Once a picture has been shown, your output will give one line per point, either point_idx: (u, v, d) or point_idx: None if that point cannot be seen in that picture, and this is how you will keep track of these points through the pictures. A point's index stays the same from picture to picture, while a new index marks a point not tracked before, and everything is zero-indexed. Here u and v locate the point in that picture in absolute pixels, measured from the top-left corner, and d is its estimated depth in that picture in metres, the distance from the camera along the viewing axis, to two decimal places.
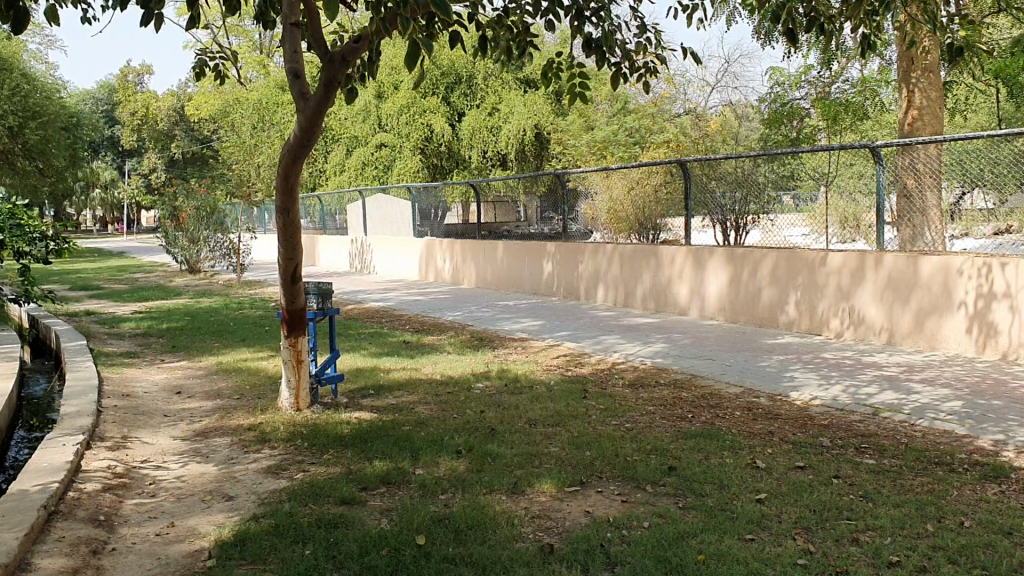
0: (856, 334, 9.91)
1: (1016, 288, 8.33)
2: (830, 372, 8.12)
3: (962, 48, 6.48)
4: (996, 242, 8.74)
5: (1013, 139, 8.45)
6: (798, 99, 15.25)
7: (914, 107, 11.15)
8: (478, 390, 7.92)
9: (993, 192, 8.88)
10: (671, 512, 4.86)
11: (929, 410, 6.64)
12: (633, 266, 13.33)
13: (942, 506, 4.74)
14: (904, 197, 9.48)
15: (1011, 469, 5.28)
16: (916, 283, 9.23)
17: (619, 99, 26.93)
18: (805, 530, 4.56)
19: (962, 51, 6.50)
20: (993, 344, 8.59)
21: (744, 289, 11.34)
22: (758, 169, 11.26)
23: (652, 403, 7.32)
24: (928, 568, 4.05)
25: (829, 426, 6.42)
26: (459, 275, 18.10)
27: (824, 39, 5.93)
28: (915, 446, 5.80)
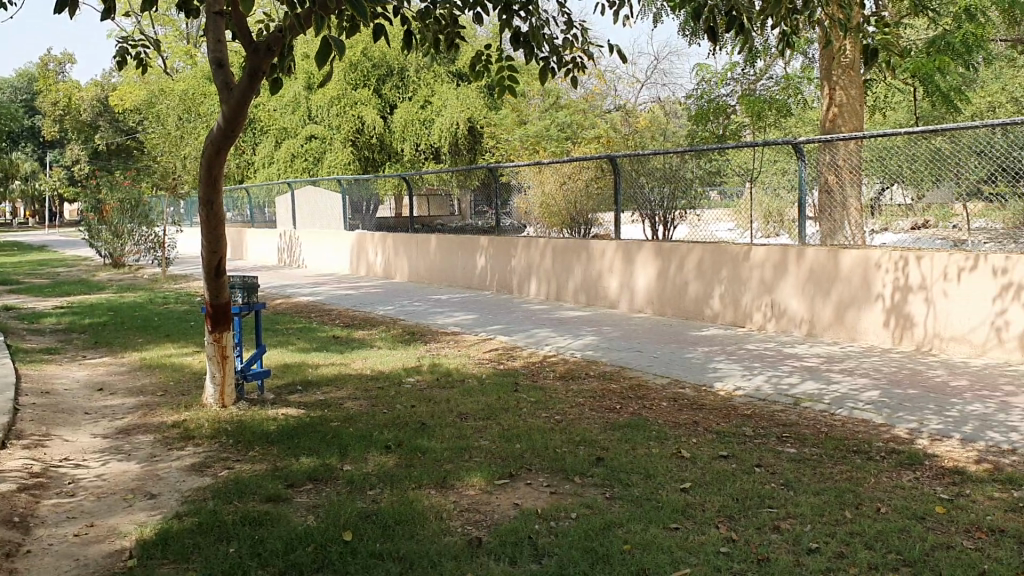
0: (778, 326, 10.14)
1: (932, 281, 8.59)
2: (753, 363, 8.28)
3: (875, 50, 6.75)
4: (916, 237, 9.00)
5: (929, 137, 8.74)
6: (724, 97, 15.42)
7: (835, 104, 11.37)
8: (408, 384, 7.88)
9: (911, 188, 9.03)
10: (598, 504, 4.91)
11: (848, 399, 6.80)
12: (564, 260, 13.41)
13: (860, 493, 4.88)
14: (824, 193, 9.68)
15: (925, 456, 5.45)
16: (836, 276, 9.46)
17: (551, 94, 27.00)
18: (727, 519, 4.64)
19: (876, 53, 6.73)
20: (908, 336, 8.86)
21: (672, 283, 11.49)
22: (686, 165, 11.50)
23: (583, 395, 7.37)
24: (845, 554, 4.16)
25: (753, 416, 6.54)
26: (390, 270, 17.97)
27: (745, 40, 5.93)
28: (833, 435, 5.95)
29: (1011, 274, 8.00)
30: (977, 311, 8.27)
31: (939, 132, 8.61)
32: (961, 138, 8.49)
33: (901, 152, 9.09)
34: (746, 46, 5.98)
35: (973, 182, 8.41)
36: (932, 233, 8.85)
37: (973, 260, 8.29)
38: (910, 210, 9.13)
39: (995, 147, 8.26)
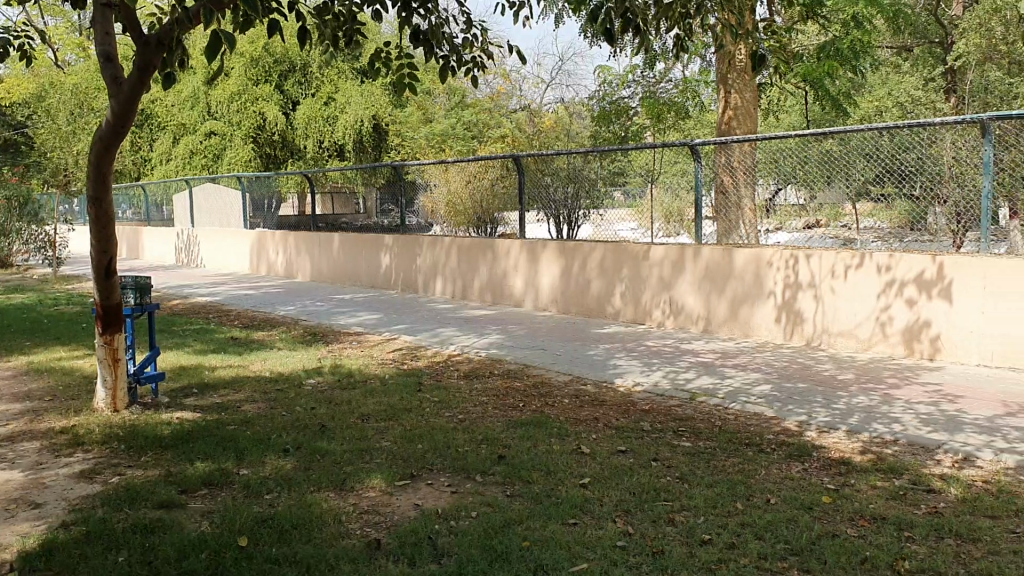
0: (676, 323, 10.36)
1: (820, 278, 8.91)
2: (652, 359, 8.43)
3: (762, 55, 6.78)
4: (808, 236, 9.26)
5: (819, 140, 9.04)
6: (626, 98, 15.67)
7: (730, 107, 11.66)
8: (308, 386, 7.77)
9: (804, 189, 9.31)
10: (498, 501, 4.93)
11: (741, 394, 7.00)
12: (469, 258, 13.42)
13: (751, 485, 5.02)
14: (720, 194, 10.00)
15: (813, 447, 5.64)
16: (731, 274, 9.72)
17: (456, 93, 26.97)
18: (624, 514, 4.71)
19: (762, 57, 6.74)
20: (799, 331, 9.16)
21: (574, 281, 11.63)
22: (589, 165, 11.60)
23: (485, 394, 7.39)
24: (736, 544, 4.27)
25: (651, 411, 6.67)
26: (292, 269, 17.68)
27: (640, 42, 6.03)
28: (727, 428, 6.11)
29: (893, 271, 8.34)
30: (863, 307, 8.60)
31: (828, 136, 8.89)
32: (848, 140, 8.82)
33: (795, 153, 9.34)
34: (642, 50, 6.06)
35: (861, 183, 8.74)
36: (823, 232, 9.12)
37: (858, 258, 8.61)
38: (804, 210, 9.35)
39: (881, 149, 8.61)
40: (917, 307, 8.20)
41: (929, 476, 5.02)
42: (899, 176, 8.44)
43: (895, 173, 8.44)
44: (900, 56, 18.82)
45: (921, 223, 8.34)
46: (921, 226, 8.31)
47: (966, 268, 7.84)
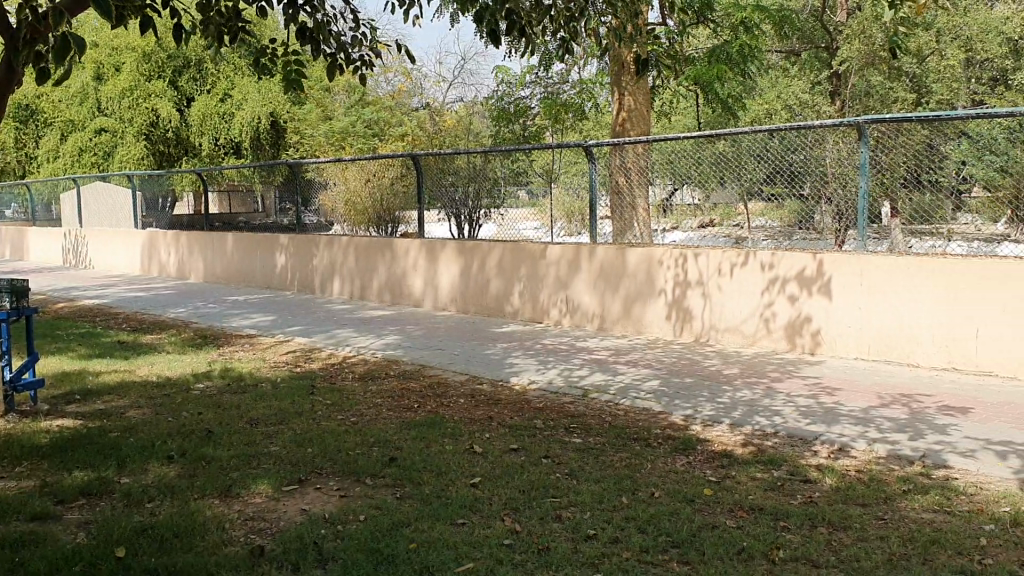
0: (572, 321, 10.48)
1: (708, 276, 9.14)
2: (547, 357, 8.51)
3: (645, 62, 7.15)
4: (702, 234, 9.41)
5: (713, 141, 9.18)
6: (524, 98, 15.76)
7: (624, 108, 11.84)
8: (197, 390, 7.58)
9: (699, 188, 9.40)
10: (387, 503, 4.90)
11: (632, 390, 7.12)
12: (367, 258, 13.30)
13: (637, 479, 5.12)
14: (614, 194, 10.05)
15: (699, 441, 5.78)
16: (623, 273, 9.88)
17: (356, 90, 26.71)
18: (512, 512, 4.74)
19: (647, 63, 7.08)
20: (689, 328, 9.38)
21: (473, 280, 11.65)
22: (492, 165, 11.58)
23: (379, 395, 7.34)
24: (619, 538, 4.34)
25: (544, 409, 6.73)
26: (185, 270, 17.22)
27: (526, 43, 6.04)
28: (617, 424, 6.21)
29: (775, 269, 8.61)
30: (748, 304, 8.86)
31: (720, 137, 9.06)
32: (740, 141, 8.98)
33: (689, 154, 9.46)
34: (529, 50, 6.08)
35: (753, 183, 8.91)
36: (717, 231, 9.27)
37: (744, 257, 8.86)
38: (698, 210, 9.49)
39: (771, 151, 8.80)
40: (798, 303, 8.48)
41: (805, 467, 5.20)
42: (788, 176, 8.59)
43: (782, 173, 8.61)
44: (788, 60, 19.49)
45: (807, 223, 8.62)
46: (808, 225, 8.59)
47: (843, 265, 8.14)
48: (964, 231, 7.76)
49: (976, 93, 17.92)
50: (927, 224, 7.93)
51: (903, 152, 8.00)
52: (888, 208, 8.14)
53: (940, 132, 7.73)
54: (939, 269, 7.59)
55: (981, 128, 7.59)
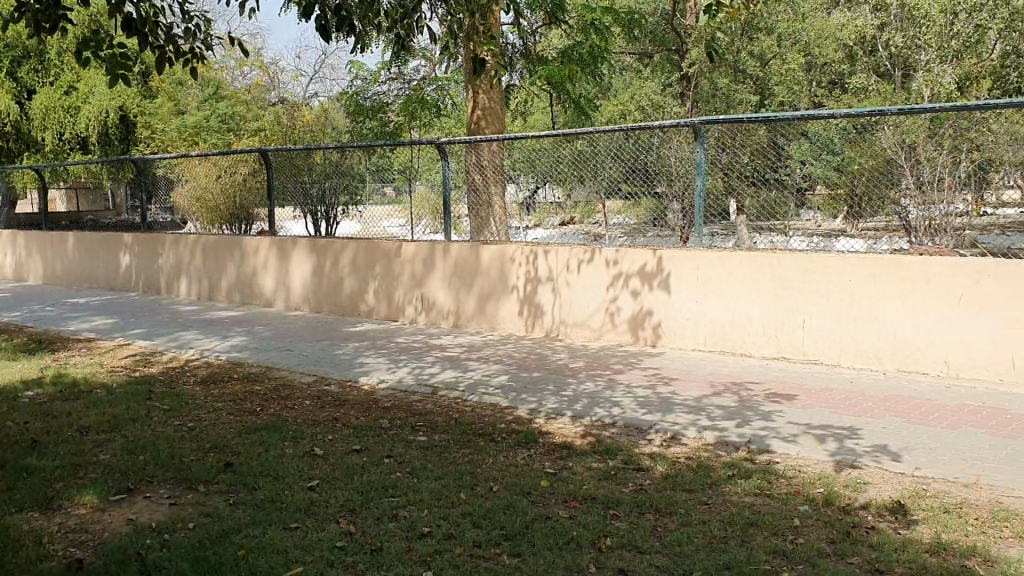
0: (426, 318, 10.47)
1: (557, 272, 9.28)
2: (399, 356, 8.47)
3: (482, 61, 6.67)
4: (562, 232, 9.45)
5: (573, 140, 9.26)
6: (380, 94, 15.60)
7: (479, 107, 11.87)
8: (25, 399, 7.17)
9: (560, 186, 9.44)
10: (219, 511, 4.76)
11: (480, 386, 7.16)
12: (217, 257, 12.90)
13: (477, 474, 5.14)
14: (471, 192, 10.05)
15: (541, 434, 5.86)
16: (476, 270, 9.94)
17: (210, 84, 25.89)
18: (348, 513, 4.69)
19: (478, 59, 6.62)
20: (540, 323, 9.51)
21: (326, 279, 11.47)
22: (356, 161, 11.22)
23: (222, 399, 7.13)
24: (454, 534, 4.35)
25: (390, 407, 6.69)
26: (22, 270, 16.31)
27: (358, 41, 5.93)
28: (462, 421, 6.23)
29: (620, 265, 8.82)
30: (594, 298, 9.05)
31: (578, 137, 9.18)
32: (598, 140, 9.11)
33: (550, 153, 9.54)
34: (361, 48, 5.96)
35: (611, 182, 9.06)
36: (576, 228, 9.38)
37: (590, 253, 9.04)
38: (560, 208, 9.53)
39: (626, 151, 8.98)
40: (641, 297, 8.73)
41: (640, 456, 5.35)
42: (643, 174, 8.84)
43: (637, 171, 8.85)
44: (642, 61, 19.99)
45: (661, 219, 8.88)
46: (660, 222, 8.84)
47: (682, 261, 8.41)
48: (805, 227, 8.02)
49: (815, 96, 19.14)
50: (773, 222, 8.16)
51: (738, 153, 8.36)
52: (735, 204, 8.35)
53: (783, 131, 8.04)
54: (769, 263, 7.94)
55: (822, 128, 7.91)
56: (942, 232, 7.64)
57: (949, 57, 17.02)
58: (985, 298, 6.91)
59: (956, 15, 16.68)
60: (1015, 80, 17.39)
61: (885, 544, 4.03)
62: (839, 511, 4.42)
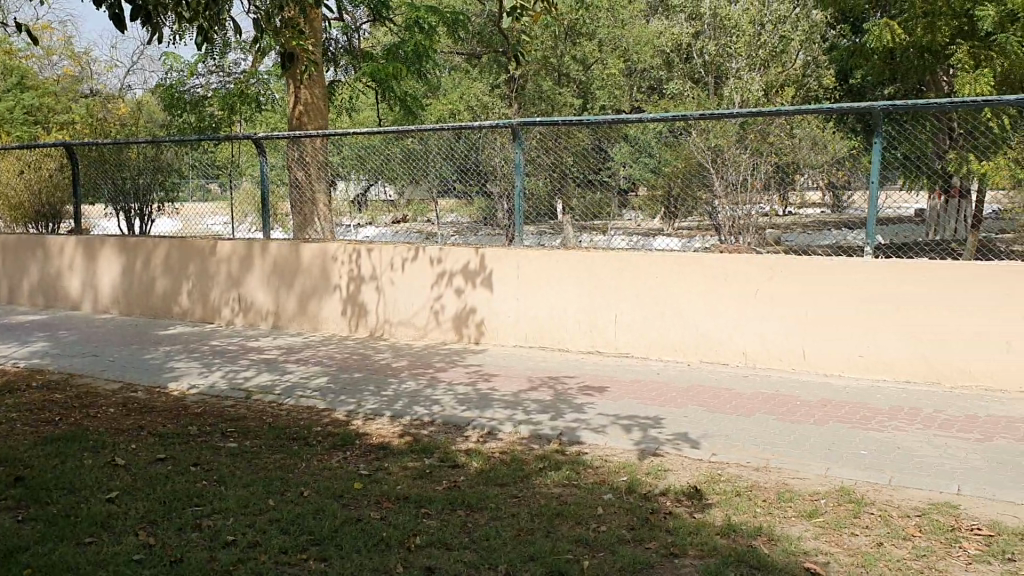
0: (245, 319, 10.17)
1: (381, 271, 9.23)
2: (214, 359, 8.18)
3: (293, 56, 6.24)
4: (394, 230, 9.39)
5: (402, 138, 9.21)
6: (198, 87, 15.02)
7: (300, 102, 11.62)
8: None
9: (393, 184, 9.41)
10: (4, 529, 4.45)
11: (297, 388, 7.02)
12: (17, 257, 12.09)
13: (288, 479, 5.04)
14: (293, 189, 9.91)
15: (357, 436, 5.80)
16: (298, 269, 9.74)
17: (12, 72, 24.18)
18: (148, 525, 4.49)
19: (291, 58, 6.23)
20: (363, 323, 9.43)
21: (138, 279, 10.95)
22: (166, 152, 10.89)
23: (16, 409, 6.68)
24: (260, 541, 4.25)
25: (201, 414, 6.45)
26: None
27: (155, 31, 5.65)
28: (276, 425, 6.08)
29: (443, 263, 8.86)
30: (417, 297, 9.06)
31: (409, 134, 9.14)
32: (427, 138, 9.10)
33: (378, 151, 9.44)
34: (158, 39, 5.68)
35: (443, 181, 9.08)
36: (410, 228, 9.36)
37: (414, 252, 9.03)
38: (394, 207, 9.54)
39: (456, 150, 9.00)
40: (464, 296, 8.80)
41: (455, 453, 5.38)
42: (474, 174, 8.90)
43: (470, 170, 8.91)
44: None
45: (493, 219, 8.84)
46: (492, 222, 8.82)
47: (503, 259, 8.54)
48: (625, 226, 8.18)
49: (636, 100, 19.75)
50: (596, 221, 8.31)
51: (560, 155, 8.46)
52: (561, 204, 8.43)
53: (608, 134, 8.26)
54: (584, 262, 8.18)
55: (641, 132, 8.19)
56: (747, 231, 8.04)
57: (757, 65, 18.05)
58: (778, 294, 7.36)
59: (763, 26, 17.80)
60: (814, 87, 18.11)
61: (680, 528, 4.23)
62: (641, 498, 4.61)
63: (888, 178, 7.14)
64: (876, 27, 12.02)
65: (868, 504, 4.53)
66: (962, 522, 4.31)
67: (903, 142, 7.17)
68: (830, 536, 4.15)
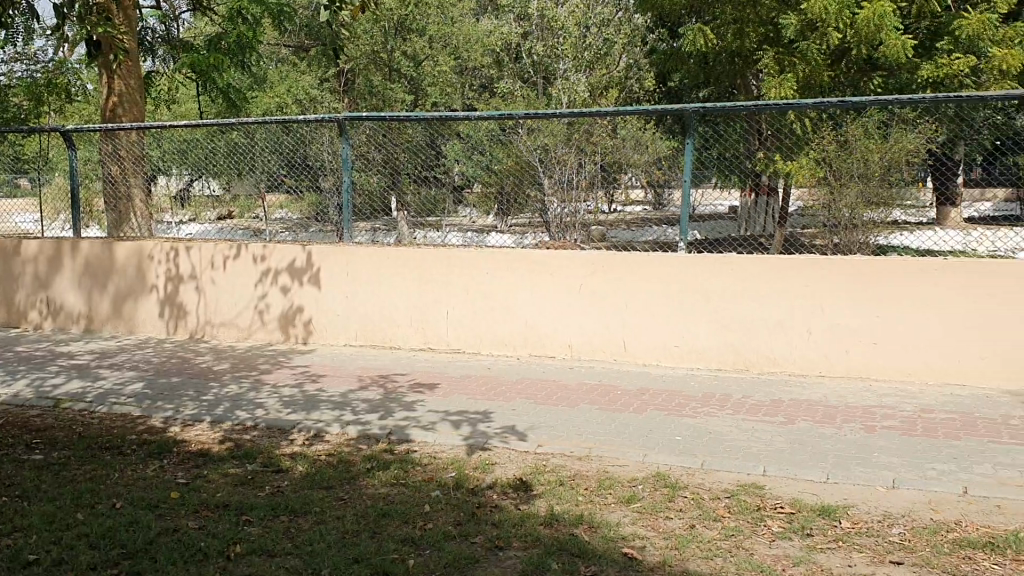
0: (54, 323, 9.60)
1: (200, 270, 8.90)
2: (18, 367, 7.65)
3: (99, 44, 6.23)
4: (219, 226, 9.18)
5: (226, 131, 8.99)
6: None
7: (115, 93, 11.02)
8: None
9: (220, 178, 9.23)
10: None
11: (111, 395, 6.67)
12: None
13: (98, 491, 4.78)
14: (108, 184, 9.54)
15: (175, 443, 5.57)
16: (111, 269, 9.27)
17: None
18: None
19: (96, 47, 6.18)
20: (183, 324, 9.07)
21: None
22: None
23: None
24: (66, 558, 4.00)
25: (2, 425, 6.02)
26: None
27: None
28: (87, 435, 5.76)
29: (267, 261, 8.63)
30: (241, 297, 8.80)
31: (233, 127, 8.90)
32: (253, 132, 8.89)
33: (199, 146, 9.21)
34: None
35: (272, 175, 8.91)
36: (235, 223, 9.10)
37: (236, 249, 8.75)
38: (220, 202, 9.34)
39: (284, 144, 8.80)
40: (291, 294, 8.62)
41: (280, 457, 5.26)
42: (303, 167, 8.70)
43: (298, 165, 8.70)
44: (298, 55, 19.67)
45: (323, 216, 8.66)
46: (322, 219, 8.64)
47: (329, 257, 8.41)
48: (461, 223, 8.36)
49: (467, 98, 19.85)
50: (430, 218, 8.40)
51: (391, 151, 8.40)
52: (396, 200, 8.42)
53: (440, 131, 8.24)
54: (412, 258, 8.16)
55: (472, 129, 8.23)
56: (574, 228, 8.22)
57: (583, 66, 18.75)
58: (601, 288, 7.59)
59: (588, 28, 18.63)
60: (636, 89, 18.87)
61: (505, 521, 4.29)
62: (467, 493, 4.65)
63: (703, 178, 7.44)
64: (689, 31, 12.48)
65: (683, 488, 4.74)
66: (767, 500, 4.58)
67: (716, 143, 7.48)
68: (647, 520, 4.32)
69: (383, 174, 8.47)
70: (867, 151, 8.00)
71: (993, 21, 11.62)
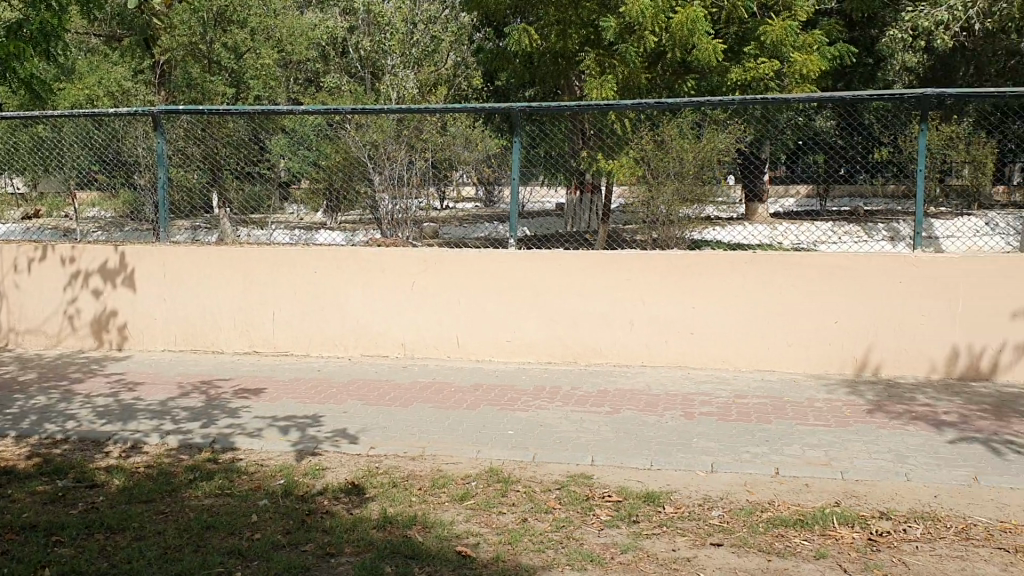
0: None
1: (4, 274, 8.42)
2: None
3: None
4: (26, 227, 8.58)
5: (29, 126, 8.49)
6: None
7: None
8: None
9: (27, 176, 8.74)
10: None
11: None
12: None
13: None
14: None
15: None
16: None
17: None
18: None
19: None
20: None
21: None
22: None
23: None
24: None
25: None
26: None
27: None
28: None
29: (78, 262, 8.15)
30: (49, 301, 8.29)
31: (39, 120, 8.38)
32: (60, 126, 8.36)
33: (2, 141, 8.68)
34: None
35: (83, 171, 8.43)
36: (40, 225, 8.51)
37: (41, 251, 8.26)
38: (26, 202, 8.78)
39: (95, 138, 8.33)
40: (103, 297, 8.15)
41: (93, 471, 4.96)
42: (116, 163, 8.27)
43: (110, 161, 8.27)
44: (108, 43, 18.61)
45: (139, 215, 8.26)
46: (138, 217, 8.23)
47: (145, 257, 8.02)
48: (287, 220, 8.22)
49: (293, 92, 19.35)
50: (254, 216, 8.23)
51: (212, 146, 8.12)
52: (218, 196, 8.13)
53: (263, 126, 8.11)
54: (236, 257, 7.88)
55: (297, 124, 8.14)
56: (405, 225, 8.17)
57: (410, 64, 18.80)
58: (432, 284, 7.58)
59: (415, 25, 18.81)
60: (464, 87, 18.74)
61: (337, 526, 4.21)
62: (297, 500, 4.53)
63: (530, 176, 7.58)
64: (514, 31, 12.61)
65: (515, 483, 4.81)
66: (595, 490, 4.71)
67: (542, 141, 7.59)
68: (480, 517, 4.35)
69: (202, 170, 8.11)
70: (682, 151, 7.85)
71: (794, 29, 12.38)
